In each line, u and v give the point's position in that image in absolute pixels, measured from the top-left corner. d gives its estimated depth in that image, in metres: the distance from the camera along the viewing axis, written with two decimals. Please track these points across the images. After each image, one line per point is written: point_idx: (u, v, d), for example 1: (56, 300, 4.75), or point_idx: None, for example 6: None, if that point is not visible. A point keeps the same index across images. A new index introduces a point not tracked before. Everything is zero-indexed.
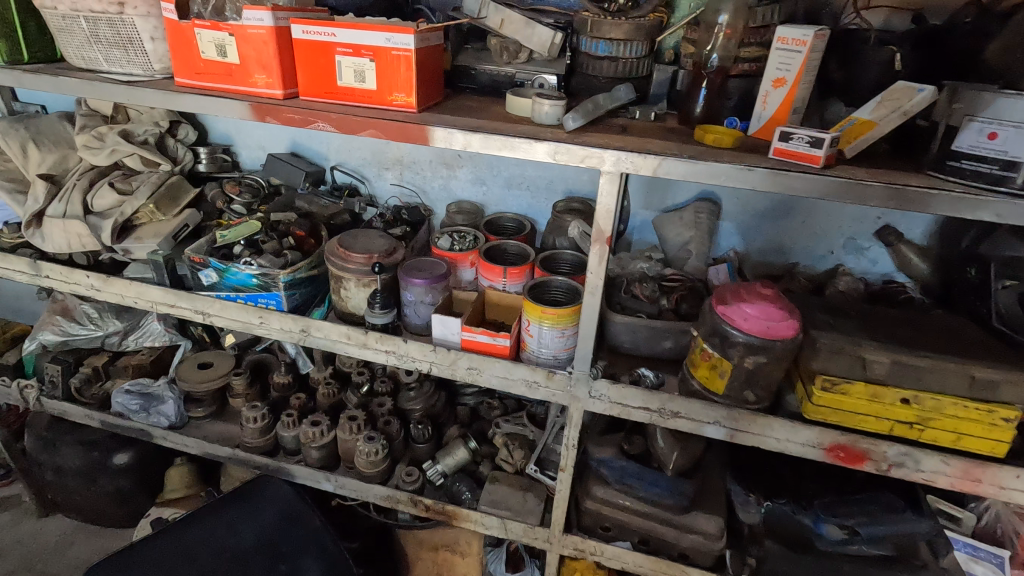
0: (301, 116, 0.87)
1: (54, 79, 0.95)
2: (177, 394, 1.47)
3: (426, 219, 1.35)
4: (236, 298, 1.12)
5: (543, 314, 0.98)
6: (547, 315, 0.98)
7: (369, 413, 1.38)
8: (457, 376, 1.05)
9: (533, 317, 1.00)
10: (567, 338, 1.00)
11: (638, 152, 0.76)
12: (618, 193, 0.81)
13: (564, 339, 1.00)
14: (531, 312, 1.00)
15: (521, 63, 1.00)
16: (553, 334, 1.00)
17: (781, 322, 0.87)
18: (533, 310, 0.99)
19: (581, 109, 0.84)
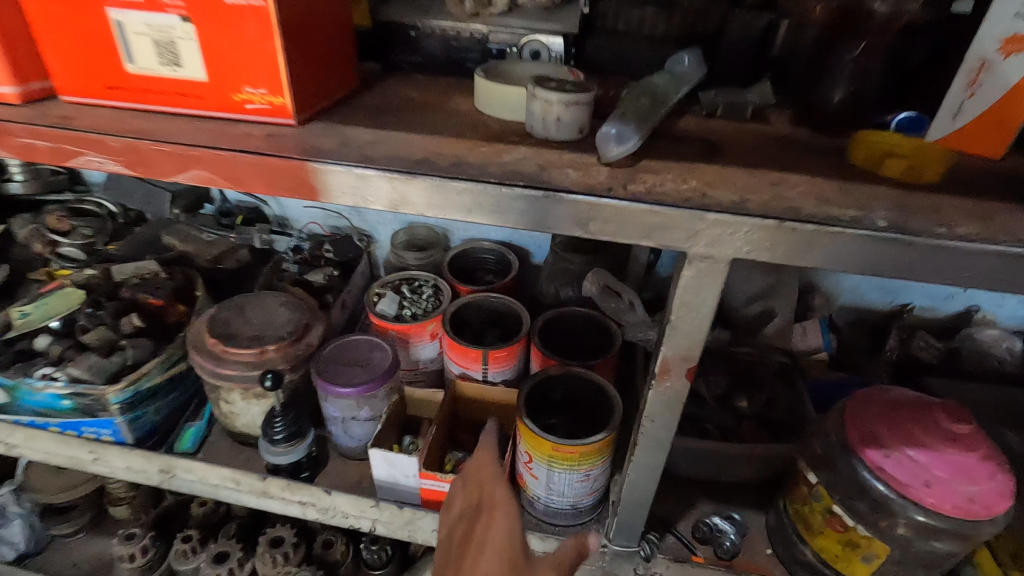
0: (50, 144, 0.42)
1: None
2: (28, 509, 1.03)
3: (364, 254, 0.91)
4: (47, 426, 0.69)
5: (555, 453, 0.57)
6: (563, 455, 0.57)
7: (302, 527, 0.98)
8: (417, 539, 0.67)
9: (537, 454, 0.58)
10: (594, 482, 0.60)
11: (775, 218, 0.34)
12: (718, 293, 0.39)
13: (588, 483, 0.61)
14: (531, 445, 0.59)
15: (498, 15, 0.56)
16: (572, 481, 0.59)
17: (989, 487, 0.48)
18: (536, 445, 0.58)
19: (630, 112, 0.41)
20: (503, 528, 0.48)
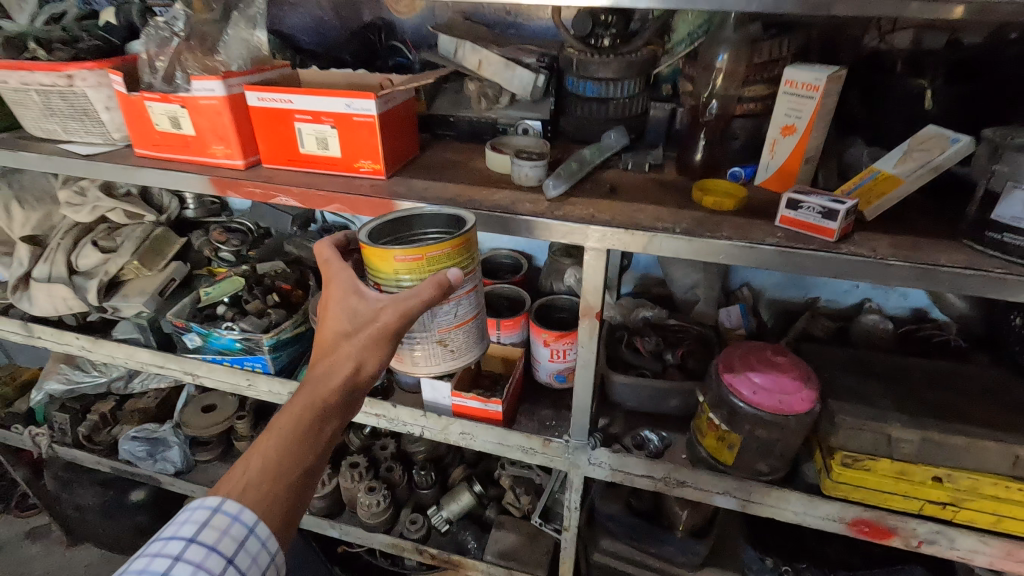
0: (262, 191, 0.81)
1: (13, 155, 0.90)
2: (183, 439, 1.46)
3: None
4: (223, 361, 1.09)
5: (397, 262, 0.64)
6: (408, 266, 0.64)
7: (372, 458, 1.35)
8: (450, 440, 1.01)
9: (383, 270, 0.65)
10: (466, 321, 0.72)
11: (626, 227, 0.68)
12: (605, 269, 0.72)
13: (460, 323, 0.72)
14: (377, 269, 0.66)
15: (503, 107, 0.91)
16: (439, 327, 0.71)
17: (794, 395, 0.79)
18: (381, 262, 0.65)
19: (564, 172, 0.76)
20: (341, 295, 0.67)
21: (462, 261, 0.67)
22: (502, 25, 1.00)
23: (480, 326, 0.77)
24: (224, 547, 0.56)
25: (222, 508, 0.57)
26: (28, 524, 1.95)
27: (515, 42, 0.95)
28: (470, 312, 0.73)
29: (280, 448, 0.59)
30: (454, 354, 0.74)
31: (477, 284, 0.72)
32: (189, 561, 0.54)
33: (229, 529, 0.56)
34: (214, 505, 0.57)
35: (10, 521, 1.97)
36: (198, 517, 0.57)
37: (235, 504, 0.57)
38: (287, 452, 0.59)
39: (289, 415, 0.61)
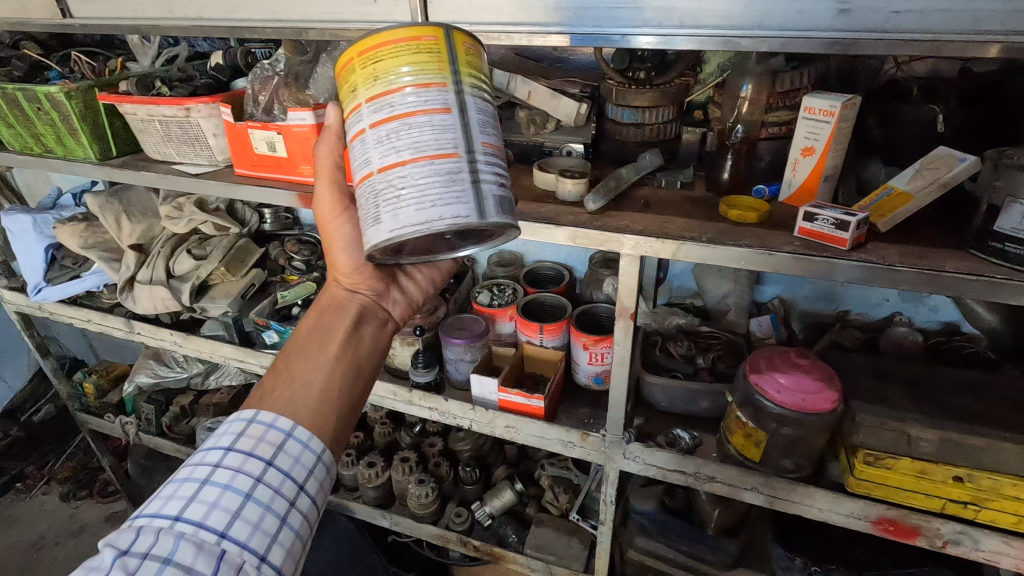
0: None
1: (136, 174, 1.08)
2: None
3: (470, 269, 1.39)
4: None
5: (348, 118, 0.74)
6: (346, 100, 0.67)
7: (421, 454, 1.46)
8: (496, 432, 1.11)
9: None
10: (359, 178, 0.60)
11: (657, 236, 0.77)
12: (639, 274, 0.81)
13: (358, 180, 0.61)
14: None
15: (549, 132, 1.01)
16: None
17: (816, 395, 0.85)
18: None
19: (603, 189, 0.86)
20: None
21: (350, 92, 0.60)
22: (548, 59, 1.11)
23: (374, 195, 0.58)
24: (261, 453, 0.66)
25: (256, 418, 0.67)
26: (109, 508, 2.15)
27: (560, 74, 1.06)
28: (367, 169, 0.59)
29: (287, 356, 0.73)
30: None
31: (365, 126, 0.58)
32: (228, 468, 0.64)
33: (263, 435, 0.66)
34: (249, 415, 0.68)
35: (93, 506, 2.18)
36: (236, 428, 0.67)
37: (268, 414, 0.68)
38: (290, 355, 0.73)
39: (296, 337, 0.75)
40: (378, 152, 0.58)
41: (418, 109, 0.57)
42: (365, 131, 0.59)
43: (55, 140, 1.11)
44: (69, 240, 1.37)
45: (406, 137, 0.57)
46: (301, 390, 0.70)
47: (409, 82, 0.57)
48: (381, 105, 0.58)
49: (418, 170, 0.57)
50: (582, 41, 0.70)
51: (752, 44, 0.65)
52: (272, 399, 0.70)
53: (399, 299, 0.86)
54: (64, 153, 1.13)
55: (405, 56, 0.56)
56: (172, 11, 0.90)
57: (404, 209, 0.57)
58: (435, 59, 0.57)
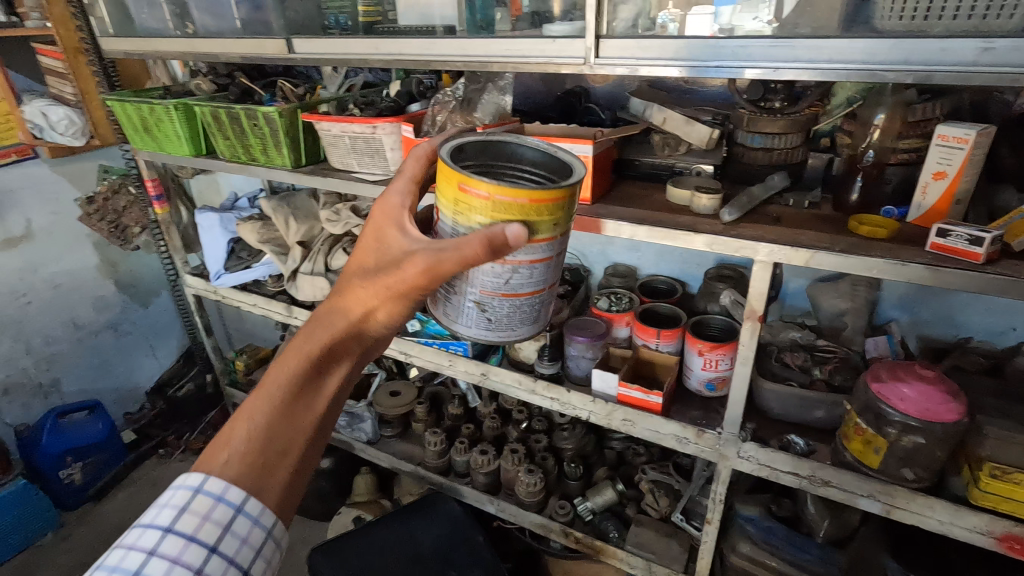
0: None
1: (324, 179, 1.30)
2: (373, 415, 1.77)
3: (586, 279, 1.52)
4: (433, 344, 1.39)
5: (467, 196, 0.65)
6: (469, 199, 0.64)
7: (528, 447, 1.58)
8: (613, 425, 1.21)
9: (455, 200, 0.66)
10: (524, 293, 0.74)
11: (792, 245, 0.86)
12: (770, 279, 0.90)
13: (517, 295, 0.73)
14: (443, 197, 0.69)
15: (681, 154, 1.13)
16: (482, 289, 0.72)
17: (941, 406, 0.89)
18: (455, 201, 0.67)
19: (738, 203, 0.95)
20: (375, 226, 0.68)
21: (547, 225, 0.66)
22: (679, 90, 1.24)
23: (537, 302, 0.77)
24: (207, 533, 0.59)
25: (204, 489, 0.60)
26: None
27: (692, 103, 1.18)
28: (530, 287, 0.73)
29: (269, 412, 0.61)
30: (500, 321, 0.76)
31: (552, 257, 0.71)
32: (166, 556, 0.58)
33: (209, 513, 0.59)
34: (198, 483, 0.60)
35: None
36: (179, 501, 0.60)
37: (217, 483, 0.60)
38: (274, 415, 0.61)
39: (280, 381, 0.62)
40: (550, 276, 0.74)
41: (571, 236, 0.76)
42: (546, 259, 0.71)
43: (260, 151, 1.36)
44: (249, 235, 1.64)
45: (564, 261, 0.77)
46: (269, 460, 0.62)
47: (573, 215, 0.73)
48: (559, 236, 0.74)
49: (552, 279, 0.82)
50: (737, 72, 0.82)
51: (897, 77, 0.74)
52: (228, 463, 0.61)
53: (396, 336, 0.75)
54: (266, 161, 1.37)
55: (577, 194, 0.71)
56: (378, 47, 1.14)
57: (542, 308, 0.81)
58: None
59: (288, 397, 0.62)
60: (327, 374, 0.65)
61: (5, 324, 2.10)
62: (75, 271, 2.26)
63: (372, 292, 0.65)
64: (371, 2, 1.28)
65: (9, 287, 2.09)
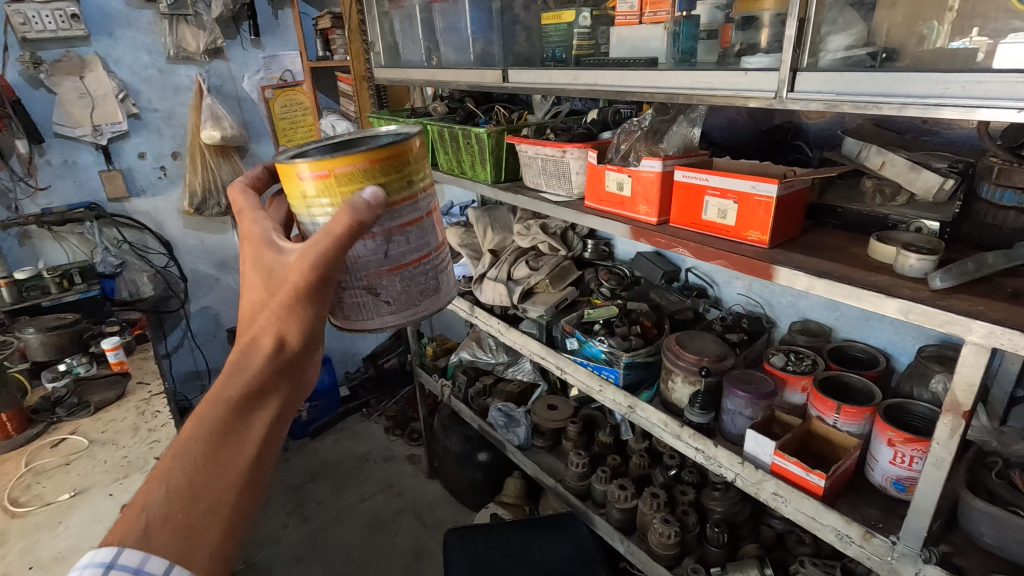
0: (667, 241, 1.08)
1: (513, 196, 1.42)
2: (529, 423, 1.88)
3: (767, 331, 1.38)
4: (587, 365, 1.40)
5: (307, 184, 0.63)
6: (312, 184, 0.62)
7: (671, 496, 1.50)
8: (761, 496, 1.08)
9: (301, 201, 0.65)
10: (411, 262, 0.70)
11: (1021, 329, 0.67)
12: (986, 367, 0.72)
13: (398, 267, 0.69)
14: (297, 203, 0.66)
15: (899, 205, 0.96)
16: (367, 270, 0.67)
17: None
18: (297, 196, 0.65)
19: (955, 269, 0.78)
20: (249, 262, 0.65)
21: (405, 182, 0.65)
22: (913, 131, 1.06)
23: (434, 269, 0.74)
24: None
25: (117, 565, 0.50)
26: (414, 449, 2.78)
27: (926, 147, 1.00)
28: (415, 253, 0.70)
29: (190, 460, 0.56)
30: (395, 300, 0.71)
31: (423, 214, 0.69)
32: None
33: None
34: (110, 558, 0.51)
35: (402, 444, 2.82)
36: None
37: (134, 555, 0.51)
38: (195, 462, 0.56)
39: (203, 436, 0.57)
40: (433, 236, 0.73)
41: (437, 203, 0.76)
42: (422, 217, 0.69)
43: (469, 166, 1.55)
44: (452, 239, 1.89)
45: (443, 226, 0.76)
46: (202, 519, 0.55)
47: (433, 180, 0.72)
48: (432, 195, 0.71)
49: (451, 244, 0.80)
50: (968, 113, 0.67)
51: None
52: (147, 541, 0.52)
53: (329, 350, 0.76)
54: (472, 174, 1.55)
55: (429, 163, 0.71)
56: (577, 78, 1.22)
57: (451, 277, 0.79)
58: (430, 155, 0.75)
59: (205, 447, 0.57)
60: (252, 413, 0.61)
61: None
62: None
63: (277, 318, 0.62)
64: (586, 35, 1.37)
65: None
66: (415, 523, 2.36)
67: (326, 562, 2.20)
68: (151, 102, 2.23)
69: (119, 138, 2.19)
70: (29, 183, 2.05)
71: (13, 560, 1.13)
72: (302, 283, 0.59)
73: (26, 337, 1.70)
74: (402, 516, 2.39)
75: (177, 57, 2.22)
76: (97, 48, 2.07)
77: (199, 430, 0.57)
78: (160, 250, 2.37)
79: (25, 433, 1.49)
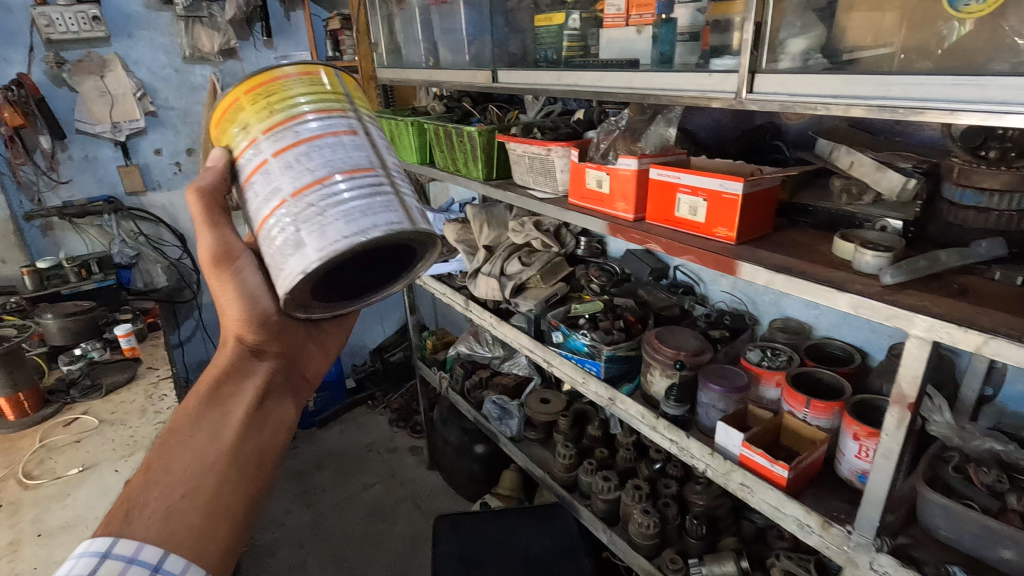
0: (641, 237, 1.11)
1: (503, 193, 1.46)
2: (521, 415, 1.92)
3: (749, 328, 1.40)
4: (571, 358, 1.44)
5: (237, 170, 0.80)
6: None
7: (654, 489, 1.52)
8: (730, 486, 1.10)
9: None
10: (268, 212, 0.67)
11: (959, 323, 0.70)
12: (928, 360, 0.74)
13: (263, 221, 0.68)
14: None
15: (865, 204, 0.99)
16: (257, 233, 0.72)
17: None
18: None
19: (906, 266, 0.80)
20: None
21: (247, 132, 0.70)
22: (887, 132, 1.08)
23: (293, 218, 0.65)
24: None
25: (111, 554, 0.59)
26: (416, 441, 2.84)
27: (895, 148, 1.02)
28: (269, 202, 0.67)
29: (169, 450, 0.69)
30: (273, 259, 0.68)
31: (268, 156, 0.68)
32: None
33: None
34: (105, 548, 0.60)
35: (405, 436, 2.89)
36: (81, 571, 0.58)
37: (127, 545, 0.60)
38: (172, 450, 0.69)
39: (177, 428, 0.71)
40: (290, 177, 0.66)
41: (324, 133, 0.69)
42: (268, 161, 0.68)
43: (463, 163, 1.60)
44: (450, 234, 1.94)
45: (325, 158, 0.67)
46: (182, 500, 0.65)
47: (297, 115, 0.69)
48: (279, 138, 0.68)
49: (345, 189, 0.66)
50: (907, 114, 0.70)
51: None
52: (132, 523, 0.62)
53: (308, 364, 0.92)
54: (465, 172, 1.60)
55: (290, 98, 0.69)
56: (562, 79, 1.26)
57: (335, 228, 0.65)
58: (304, 95, 0.70)
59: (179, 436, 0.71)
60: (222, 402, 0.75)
61: None
62: None
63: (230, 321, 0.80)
64: (576, 37, 1.41)
65: None
66: (413, 512, 2.42)
67: (326, 547, 2.27)
68: (167, 100, 2.32)
69: (137, 135, 2.29)
70: (52, 177, 2.15)
71: (25, 526, 1.22)
72: (208, 263, 0.77)
73: (45, 322, 1.80)
74: (402, 505, 2.45)
75: (193, 57, 2.31)
76: (117, 49, 2.17)
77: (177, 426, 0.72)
78: (175, 243, 2.48)
79: (40, 413, 1.58)
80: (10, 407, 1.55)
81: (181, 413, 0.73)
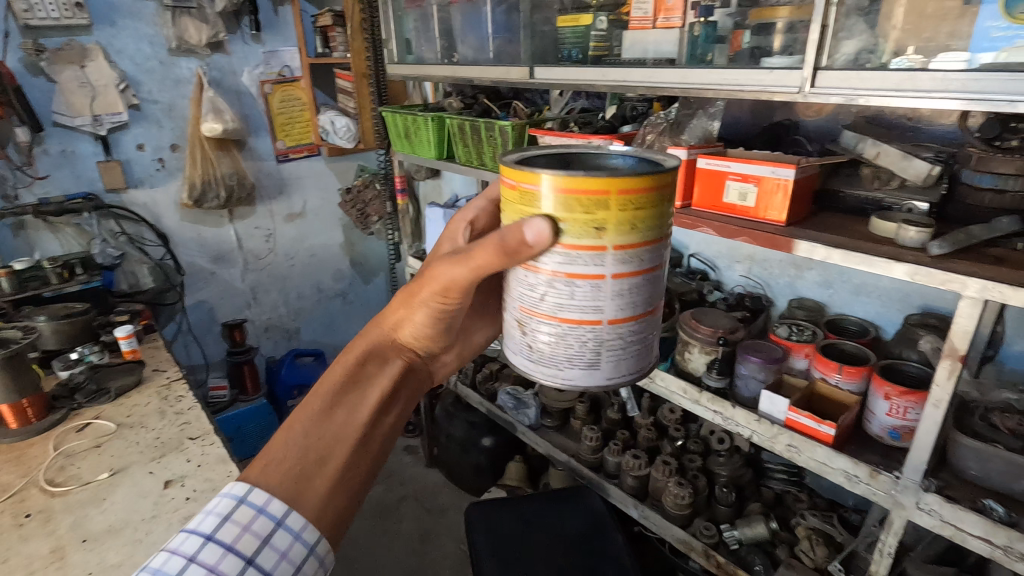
0: (692, 221, 1.20)
1: None
2: (538, 404, 1.97)
3: (767, 310, 1.51)
4: None
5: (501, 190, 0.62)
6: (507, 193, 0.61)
7: (680, 463, 1.62)
8: (776, 449, 1.21)
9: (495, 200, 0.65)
10: (565, 319, 0.61)
11: (1009, 283, 0.82)
12: (979, 317, 0.87)
13: (551, 318, 0.61)
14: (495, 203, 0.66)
15: (893, 189, 1.12)
16: (521, 304, 0.64)
17: None
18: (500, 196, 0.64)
19: (952, 238, 0.93)
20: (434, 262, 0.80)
21: (594, 224, 0.56)
22: (900, 127, 1.23)
23: (595, 343, 0.62)
24: (252, 541, 0.60)
25: (247, 500, 0.62)
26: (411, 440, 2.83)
27: (912, 141, 1.17)
28: (575, 309, 0.60)
29: (311, 415, 0.66)
30: (542, 352, 0.64)
31: (608, 273, 0.58)
32: (202, 564, 0.58)
33: (251, 524, 0.61)
34: (242, 493, 0.62)
35: None
36: (223, 509, 0.62)
37: (260, 496, 0.62)
38: (313, 420, 0.66)
39: (317, 394, 0.68)
40: (613, 305, 0.61)
41: (660, 263, 0.62)
42: (603, 276, 0.59)
43: (490, 157, 1.64)
44: None
45: (650, 293, 0.63)
46: (311, 473, 0.64)
47: (655, 237, 0.60)
48: (629, 260, 0.59)
49: (645, 330, 0.64)
50: (963, 106, 0.82)
51: None
52: (267, 473, 0.63)
53: (449, 362, 0.82)
54: (493, 166, 1.65)
55: (657, 214, 0.58)
56: (604, 76, 1.34)
57: (617, 365, 0.64)
58: (665, 216, 0.59)
59: (316, 410, 0.66)
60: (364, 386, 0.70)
61: (276, 279, 2.78)
62: (327, 246, 2.90)
63: (402, 302, 0.75)
64: (602, 38, 1.47)
65: (284, 251, 2.76)
66: (418, 509, 2.41)
67: None
68: (151, 93, 2.22)
69: (119, 129, 2.17)
70: (28, 172, 2.02)
71: (64, 533, 1.15)
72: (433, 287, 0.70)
73: (37, 325, 1.69)
74: (405, 503, 2.44)
75: (180, 49, 2.22)
76: (100, 38, 2.06)
77: (322, 395, 0.67)
78: (158, 243, 2.37)
79: (46, 419, 1.48)
80: (13, 415, 1.44)
81: (331, 382, 0.68)
